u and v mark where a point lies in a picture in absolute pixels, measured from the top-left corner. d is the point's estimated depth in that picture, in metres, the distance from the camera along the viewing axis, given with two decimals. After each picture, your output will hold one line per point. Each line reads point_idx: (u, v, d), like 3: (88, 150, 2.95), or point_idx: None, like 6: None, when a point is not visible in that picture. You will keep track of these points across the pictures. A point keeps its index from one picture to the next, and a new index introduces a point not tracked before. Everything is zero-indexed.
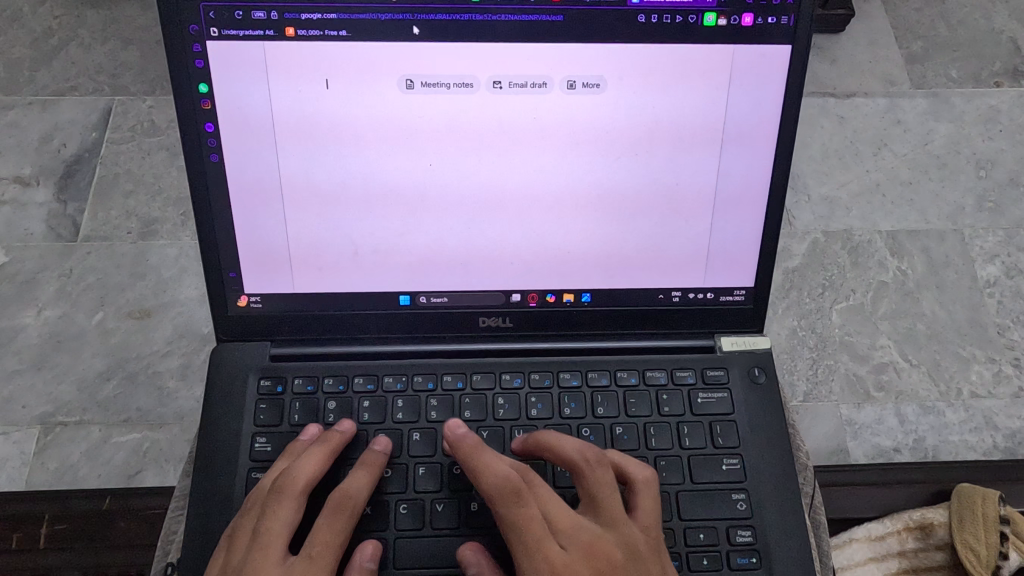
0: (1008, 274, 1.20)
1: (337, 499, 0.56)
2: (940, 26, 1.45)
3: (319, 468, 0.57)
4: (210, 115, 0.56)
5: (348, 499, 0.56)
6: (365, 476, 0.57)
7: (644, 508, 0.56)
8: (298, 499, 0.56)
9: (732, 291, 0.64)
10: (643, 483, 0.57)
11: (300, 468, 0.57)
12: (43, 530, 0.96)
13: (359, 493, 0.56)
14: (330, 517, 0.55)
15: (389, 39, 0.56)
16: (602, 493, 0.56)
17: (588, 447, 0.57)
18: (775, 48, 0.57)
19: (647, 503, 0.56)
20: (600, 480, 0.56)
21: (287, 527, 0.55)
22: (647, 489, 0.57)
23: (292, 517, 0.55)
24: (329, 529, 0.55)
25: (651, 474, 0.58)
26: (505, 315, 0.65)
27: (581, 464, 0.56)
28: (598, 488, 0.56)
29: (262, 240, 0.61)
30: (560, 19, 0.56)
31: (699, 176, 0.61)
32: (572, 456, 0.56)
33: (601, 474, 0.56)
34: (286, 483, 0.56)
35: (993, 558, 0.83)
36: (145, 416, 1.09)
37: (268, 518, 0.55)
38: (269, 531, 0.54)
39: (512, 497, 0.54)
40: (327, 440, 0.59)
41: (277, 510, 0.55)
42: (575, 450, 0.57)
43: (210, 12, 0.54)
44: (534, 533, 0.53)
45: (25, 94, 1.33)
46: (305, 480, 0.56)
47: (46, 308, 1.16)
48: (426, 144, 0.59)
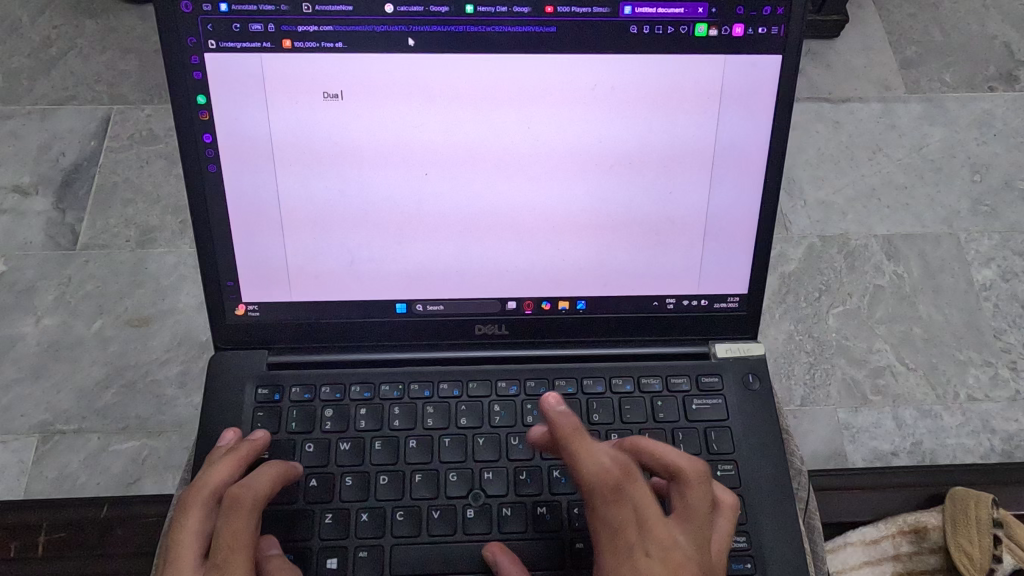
0: (1004, 277, 1.21)
1: (228, 496, 0.53)
2: (933, 31, 1.46)
3: (228, 473, 0.56)
4: (208, 126, 0.57)
5: (242, 493, 0.53)
6: (264, 474, 0.55)
7: (721, 534, 0.55)
8: (205, 506, 0.54)
9: (726, 298, 0.65)
10: (728, 508, 0.56)
11: (207, 478, 0.55)
12: (41, 538, 0.96)
13: (256, 488, 0.54)
14: (226, 514, 0.52)
15: (385, 51, 0.56)
16: (699, 512, 0.53)
17: (694, 461, 0.55)
18: (765, 58, 0.57)
19: (724, 530, 0.55)
20: (702, 499, 0.53)
21: (196, 536, 0.53)
22: (729, 515, 0.56)
23: (202, 525, 0.54)
24: (230, 529, 0.52)
25: (734, 501, 0.57)
26: (501, 322, 0.65)
27: (691, 474, 0.54)
28: (696, 506, 0.53)
29: (258, 250, 0.61)
30: (553, 31, 0.57)
31: (692, 184, 0.61)
32: (681, 466, 0.54)
33: (706, 493, 0.53)
34: (193, 492, 0.55)
35: (987, 561, 0.83)
36: (144, 424, 1.09)
37: (177, 530, 0.53)
38: (176, 543, 0.53)
39: (609, 495, 0.52)
40: (238, 449, 0.58)
41: (184, 521, 0.53)
42: (688, 462, 0.54)
43: (207, 25, 0.54)
44: (624, 537, 0.52)
45: (23, 103, 1.34)
46: (211, 488, 0.55)
47: (45, 317, 1.17)
48: (422, 153, 0.60)
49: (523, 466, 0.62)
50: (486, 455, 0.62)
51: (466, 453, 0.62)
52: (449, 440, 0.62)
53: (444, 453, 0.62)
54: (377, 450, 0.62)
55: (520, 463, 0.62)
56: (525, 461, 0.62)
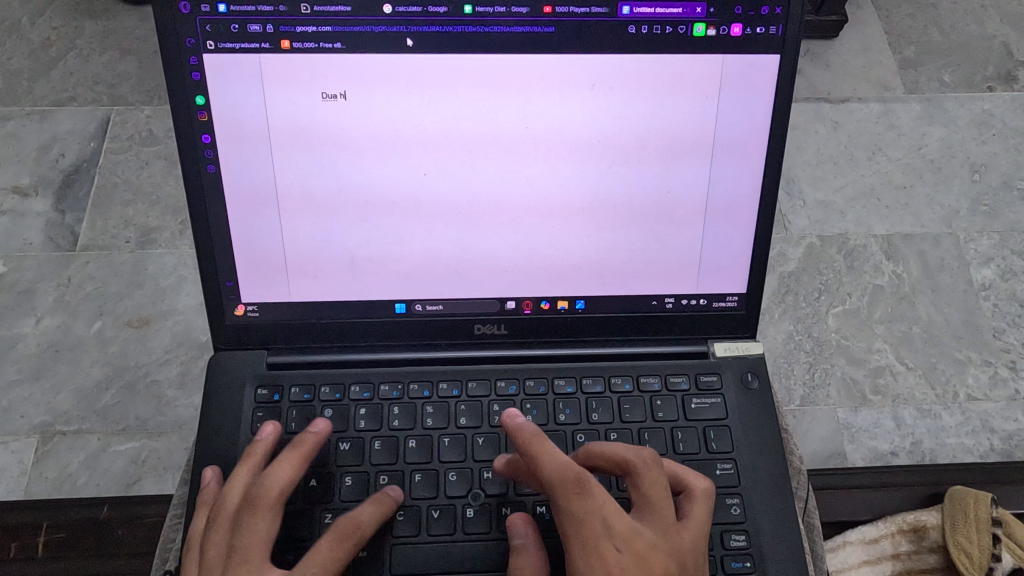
0: (1003, 277, 1.21)
1: (343, 526, 0.55)
2: (932, 32, 1.47)
3: (293, 476, 0.57)
4: (207, 126, 0.57)
5: (354, 527, 0.55)
6: (369, 504, 0.57)
7: (694, 518, 0.56)
8: (273, 509, 0.56)
9: (724, 298, 0.65)
10: (700, 493, 0.57)
11: (274, 480, 0.56)
12: (40, 539, 0.96)
13: (364, 522, 0.56)
14: (335, 540, 0.55)
15: (384, 51, 0.57)
16: (658, 498, 0.54)
17: (647, 450, 0.56)
18: (763, 57, 0.57)
19: (700, 514, 0.56)
20: (657, 484, 0.55)
21: (266, 539, 0.55)
22: (704, 500, 0.57)
23: (270, 528, 0.55)
24: (330, 552, 0.54)
25: (709, 486, 0.58)
26: (500, 321, 0.66)
27: (638, 462, 0.55)
28: (656, 493, 0.54)
29: (258, 250, 0.61)
30: (551, 31, 0.57)
31: (690, 184, 0.61)
32: (631, 458, 0.55)
33: (659, 478, 0.55)
34: (260, 493, 0.56)
35: (985, 560, 0.83)
36: (144, 425, 1.09)
37: (243, 532, 0.55)
38: (245, 545, 0.54)
39: (573, 491, 0.52)
40: (298, 446, 0.58)
41: (254, 523, 0.55)
42: (634, 452, 0.55)
43: (206, 25, 0.55)
44: (591, 533, 0.52)
45: (23, 104, 1.34)
46: (278, 491, 0.56)
47: (45, 318, 1.17)
48: (420, 153, 0.60)
49: None
50: (485, 455, 0.62)
51: (466, 453, 0.62)
52: (449, 439, 0.63)
53: (444, 453, 0.62)
54: (376, 450, 0.62)
55: None
56: None
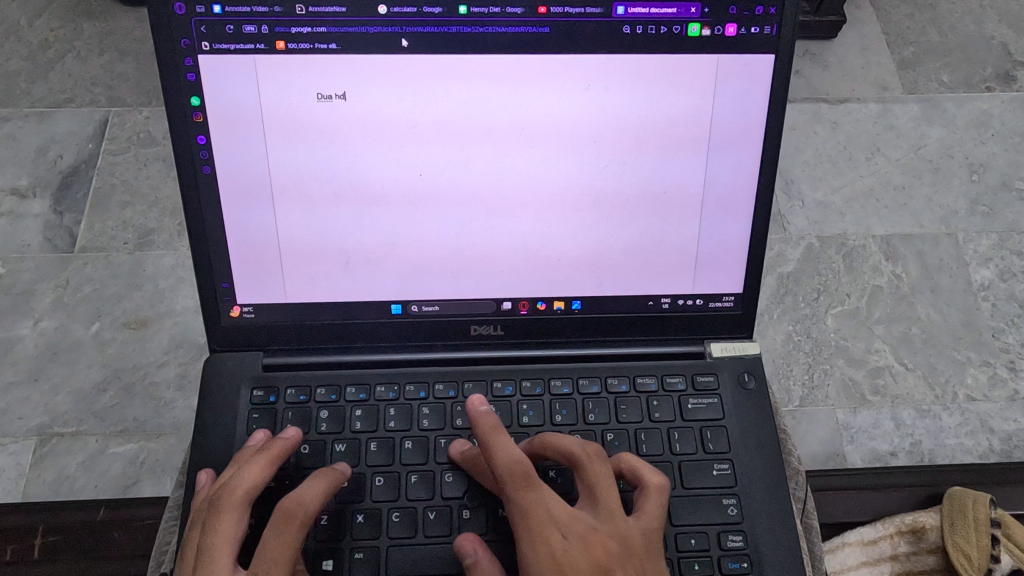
0: (1002, 277, 1.21)
1: (282, 509, 0.53)
2: (930, 32, 1.46)
3: (261, 475, 0.56)
4: (202, 127, 0.57)
5: (296, 507, 0.54)
6: (311, 486, 0.55)
7: (647, 511, 0.55)
8: (240, 509, 0.54)
9: (721, 298, 0.65)
10: (654, 488, 0.57)
11: (241, 480, 0.55)
12: (37, 541, 0.96)
13: (307, 502, 0.54)
14: (277, 528, 0.53)
15: (379, 52, 0.57)
16: (605, 489, 0.55)
17: (592, 444, 0.57)
18: (758, 57, 0.57)
19: (653, 508, 0.56)
20: (604, 476, 0.55)
21: (232, 540, 0.53)
22: (659, 496, 0.56)
23: (235, 530, 0.54)
24: (277, 543, 0.52)
25: (664, 482, 0.57)
26: (496, 322, 0.65)
27: (585, 455, 0.55)
28: (603, 484, 0.55)
29: (254, 251, 0.61)
30: (546, 31, 0.57)
31: (686, 184, 0.61)
32: (576, 451, 0.56)
33: (605, 470, 0.56)
34: (226, 494, 0.54)
35: (984, 561, 0.82)
36: (142, 427, 1.09)
37: (210, 534, 0.53)
38: (211, 547, 0.52)
39: (520, 483, 0.53)
40: (269, 448, 0.57)
41: (218, 524, 0.53)
42: (581, 444, 0.56)
43: (201, 26, 0.55)
44: (537, 523, 0.53)
45: (21, 106, 1.34)
46: (244, 491, 0.55)
47: (43, 319, 1.16)
48: (417, 153, 0.60)
49: None
50: None
51: (462, 454, 0.62)
52: (445, 440, 0.62)
53: (440, 454, 0.62)
54: (372, 451, 0.62)
55: None
56: None
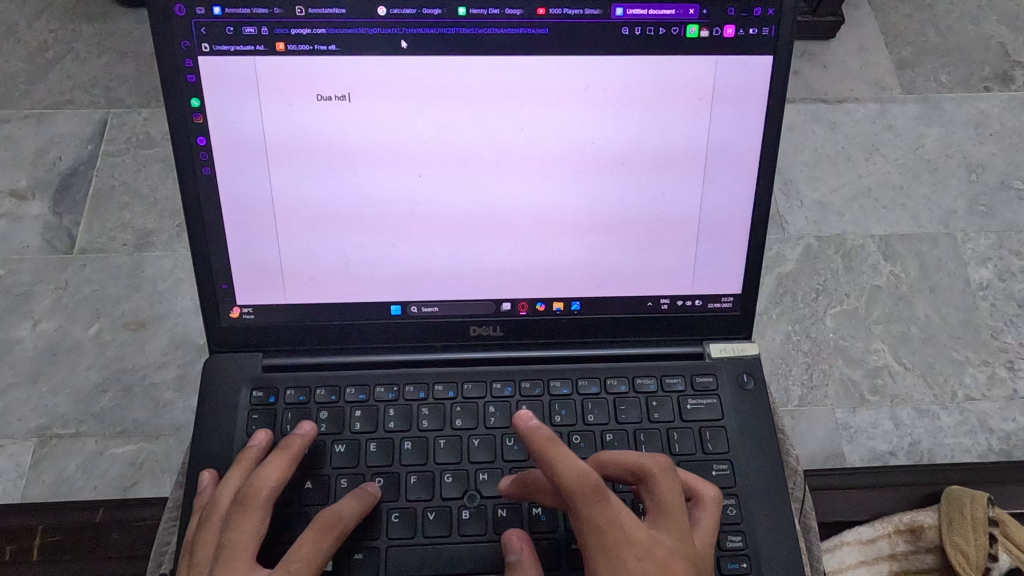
0: (1000, 277, 1.21)
1: (323, 520, 0.55)
2: (928, 32, 1.47)
3: (282, 476, 0.57)
4: (202, 129, 0.57)
5: (336, 519, 0.55)
6: (350, 500, 0.57)
7: (705, 526, 0.55)
8: (263, 509, 0.55)
9: (720, 298, 0.65)
10: (711, 501, 0.57)
11: (263, 479, 0.56)
12: (36, 542, 0.96)
13: (347, 515, 0.56)
14: (315, 534, 0.54)
15: (378, 53, 0.57)
16: (672, 504, 0.53)
17: (660, 457, 0.55)
18: (756, 58, 0.58)
19: (710, 520, 0.56)
20: (672, 492, 0.53)
21: (256, 540, 0.54)
22: (714, 508, 0.57)
23: (258, 529, 0.55)
24: (310, 548, 0.53)
25: (718, 494, 0.58)
26: (495, 323, 0.66)
27: (654, 469, 0.54)
28: (670, 499, 0.53)
29: (253, 253, 0.61)
30: (545, 32, 0.57)
31: (684, 185, 0.61)
32: (646, 464, 0.54)
33: (674, 486, 0.54)
34: (249, 493, 0.55)
35: (983, 560, 0.83)
36: (141, 428, 1.09)
37: (233, 531, 0.54)
38: (233, 545, 0.53)
39: (592, 499, 0.51)
40: (286, 447, 0.58)
41: (242, 523, 0.54)
42: (649, 458, 0.54)
43: (201, 28, 0.55)
44: (614, 540, 0.51)
45: (20, 107, 1.34)
46: (266, 490, 0.56)
47: (42, 321, 1.17)
48: (415, 154, 0.60)
49: (518, 467, 0.62)
50: (481, 457, 0.62)
51: (461, 455, 0.62)
52: (445, 441, 0.63)
53: (440, 455, 0.62)
54: (372, 452, 0.62)
55: (515, 464, 0.62)
56: (520, 462, 0.62)
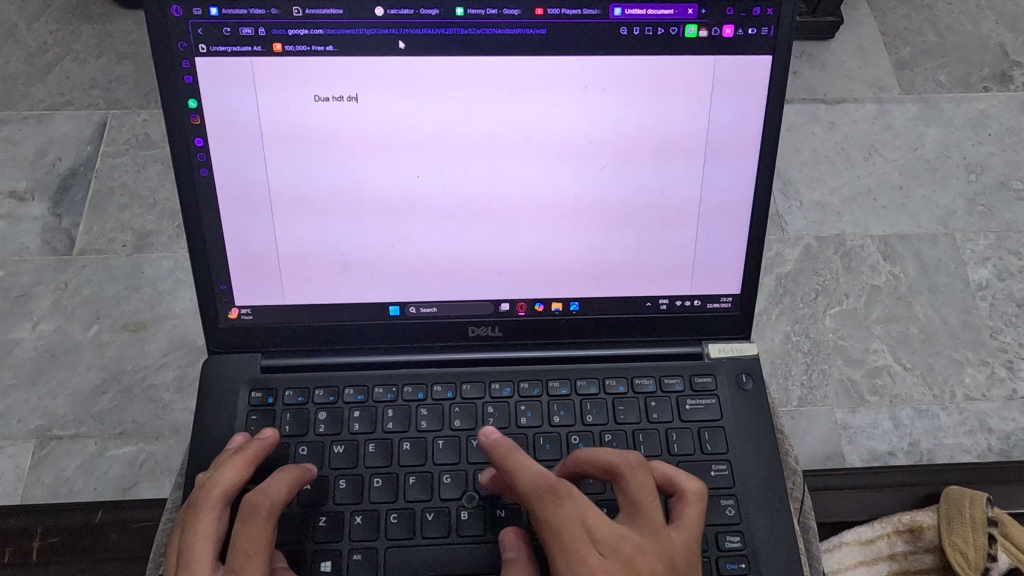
0: (1000, 277, 1.21)
1: (248, 501, 0.53)
2: (927, 32, 1.47)
3: (238, 474, 0.56)
4: (200, 130, 0.57)
5: (263, 498, 0.53)
6: (279, 477, 0.55)
7: (685, 522, 0.55)
8: (218, 507, 0.54)
9: (718, 299, 0.65)
10: (693, 495, 0.57)
11: (218, 479, 0.55)
12: (34, 544, 0.95)
13: (272, 494, 0.54)
14: (245, 522, 0.52)
15: (376, 53, 0.57)
16: (643, 501, 0.53)
17: (632, 454, 0.55)
18: (754, 58, 0.58)
19: (692, 516, 0.56)
20: (643, 488, 0.54)
21: (211, 539, 0.53)
22: (697, 503, 0.56)
23: (215, 528, 0.54)
24: (248, 538, 0.52)
25: (702, 488, 0.57)
26: (494, 324, 0.65)
27: (625, 468, 0.54)
28: (641, 496, 0.53)
29: (252, 254, 0.61)
30: (543, 32, 0.57)
31: (683, 185, 0.61)
32: (615, 463, 0.54)
33: (645, 482, 0.54)
34: (204, 494, 0.54)
35: (982, 560, 0.83)
36: (141, 429, 1.09)
37: (190, 533, 0.53)
38: (191, 546, 0.52)
39: (552, 499, 0.52)
40: (246, 448, 0.57)
41: (197, 524, 0.53)
42: (619, 456, 0.55)
43: (198, 29, 0.55)
44: (575, 538, 0.51)
45: (19, 108, 1.34)
46: (222, 489, 0.55)
47: (41, 322, 1.17)
48: (413, 155, 0.60)
49: None
50: (479, 458, 0.62)
51: (459, 455, 0.62)
52: (443, 442, 0.63)
53: (438, 456, 0.62)
54: (371, 453, 0.62)
55: None
56: None
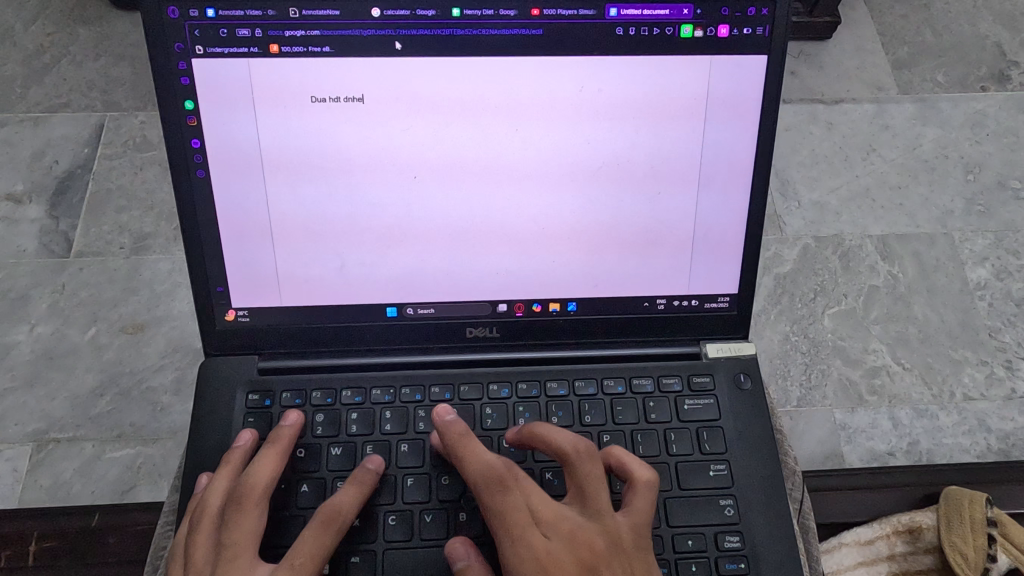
0: (998, 277, 1.21)
1: (326, 513, 0.56)
2: (925, 32, 1.47)
3: (274, 472, 0.58)
4: (197, 131, 0.57)
5: (337, 513, 0.56)
6: (347, 488, 0.58)
7: (636, 508, 0.55)
8: (259, 505, 0.56)
9: (717, 298, 0.65)
10: (643, 483, 0.56)
11: (257, 476, 0.57)
12: (32, 547, 0.95)
13: (346, 506, 0.56)
14: (318, 529, 0.55)
15: (371, 54, 0.56)
16: (590, 485, 0.55)
17: (582, 440, 0.56)
18: (751, 58, 0.57)
19: (642, 504, 0.55)
20: (590, 472, 0.55)
21: (255, 535, 0.55)
22: (647, 490, 0.55)
23: (258, 525, 0.56)
24: (314, 542, 0.54)
25: (653, 477, 0.56)
26: (492, 325, 0.65)
27: (572, 453, 0.55)
28: (587, 480, 0.55)
29: (248, 256, 0.61)
30: (539, 32, 0.57)
31: (681, 185, 0.61)
32: (563, 447, 0.56)
33: (592, 468, 0.56)
34: (246, 491, 0.56)
35: (981, 560, 0.83)
36: (139, 431, 1.09)
37: (233, 529, 0.55)
38: (235, 543, 0.54)
39: (495, 485, 0.54)
40: (274, 442, 0.59)
41: (240, 521, 0.55)
42: (568, 441, 0.56)
43: (195, 30, 0.55)
44: (517, 522, 0.53)
45: (16, 111, 1.34)
46: (263, 487, 0.57)
47: (39, 325, 1.16)
48: (410, 156, 0.60)
49: None
50: None
51: None
52: None
53: (435, 457, 0.62)
54: (368, 454, 0.61)
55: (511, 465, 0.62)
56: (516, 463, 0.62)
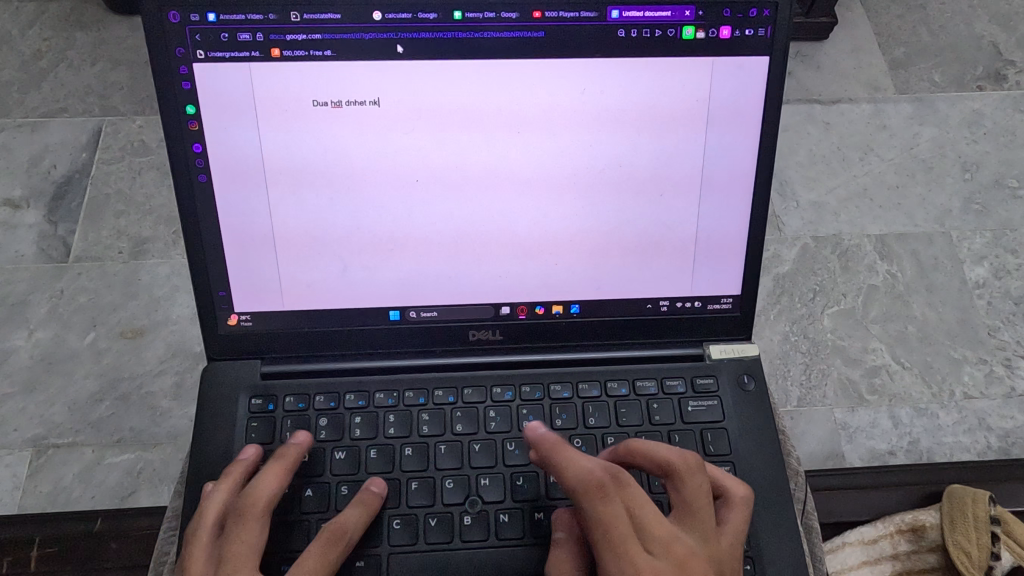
0: (997, 275, 1.21)
1: (240, 509, 0.55)
2: (921, 32, 1.47)
3: (223, 498, 0.56)
4: (199, 135, 0.57)
5: (343, 531, 0.55)
6: (268, 475, 0.57)
7: (734, 526, 0.55)
8: (210, 533, 0.55)
9: (720, 300, 0.65)
10: (740, 500, 0.56)
11: (206, 507, 0.56)
12: (33, 553, 0.95)
13: (261, 495, 0.55)
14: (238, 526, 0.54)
15: (371, 57, 0.56)
16: (698, 503, 0.54)
17: (690, 454, 0.56)
18: (752, 59, 0.58)
19: (740, 521, 0.56)
20: (698, 489, 0.54)
21: (207, 561, 0.54)
22: (744, 508, 0.56)
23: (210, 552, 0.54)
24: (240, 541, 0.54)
25: (750, 494, 0.57)
26: (494, 328, 0.65)
27: (681, 468, 0.55)
28: (697, 499, 0.54)
29: (251, 261, 0.61)
30: (542, 35, 0.57)
31: (682, 187, 0.61)
32: (672, 459, 0.55)
33: (701, 484, 0.55)
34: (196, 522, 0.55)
35: (985, 559, 0.82)
36: (138, 436, 1.09)
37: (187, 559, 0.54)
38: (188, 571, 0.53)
39: (598, 494, 0.52)
40: (229, 474, 0.58)
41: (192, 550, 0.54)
42: (677, 454, 0.55)
43: (195, 34, 0.54)
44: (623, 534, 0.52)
45: (13, 116, 1.34)
46: (212, 514, 0.55)
47: (38, 330, 1.16)
48: (411, 159, 0.59)
49: (518, 471, 0.61)
50: (481, 462, 0.62)
51: (462, 460, 0.62)
52: (445, 447, 0.62)
53: (440, 460, 0.62)
54: (373, 458, 0.61)
55: (516, 469, 0.62)
56: (521, 466, 0.62)
